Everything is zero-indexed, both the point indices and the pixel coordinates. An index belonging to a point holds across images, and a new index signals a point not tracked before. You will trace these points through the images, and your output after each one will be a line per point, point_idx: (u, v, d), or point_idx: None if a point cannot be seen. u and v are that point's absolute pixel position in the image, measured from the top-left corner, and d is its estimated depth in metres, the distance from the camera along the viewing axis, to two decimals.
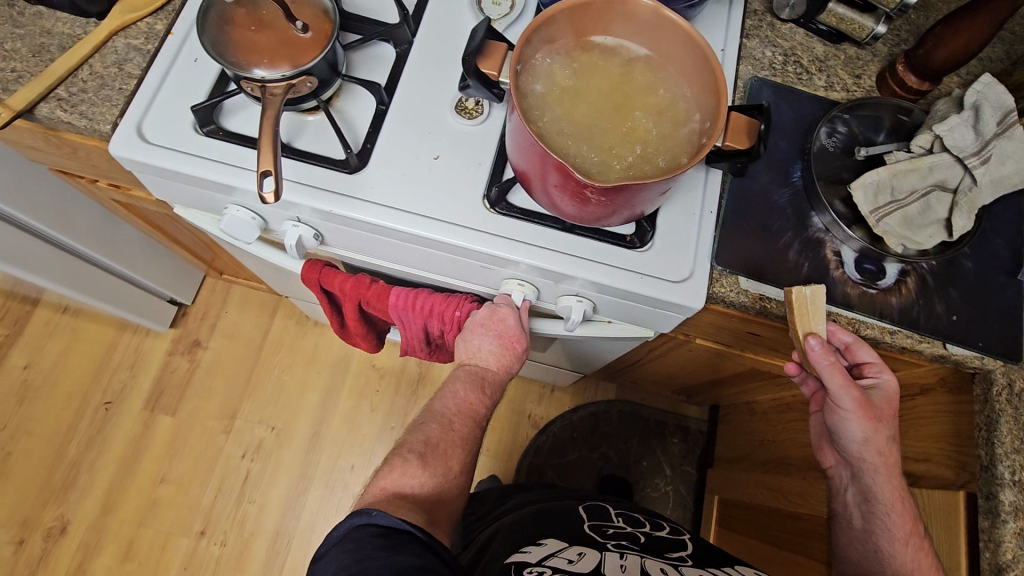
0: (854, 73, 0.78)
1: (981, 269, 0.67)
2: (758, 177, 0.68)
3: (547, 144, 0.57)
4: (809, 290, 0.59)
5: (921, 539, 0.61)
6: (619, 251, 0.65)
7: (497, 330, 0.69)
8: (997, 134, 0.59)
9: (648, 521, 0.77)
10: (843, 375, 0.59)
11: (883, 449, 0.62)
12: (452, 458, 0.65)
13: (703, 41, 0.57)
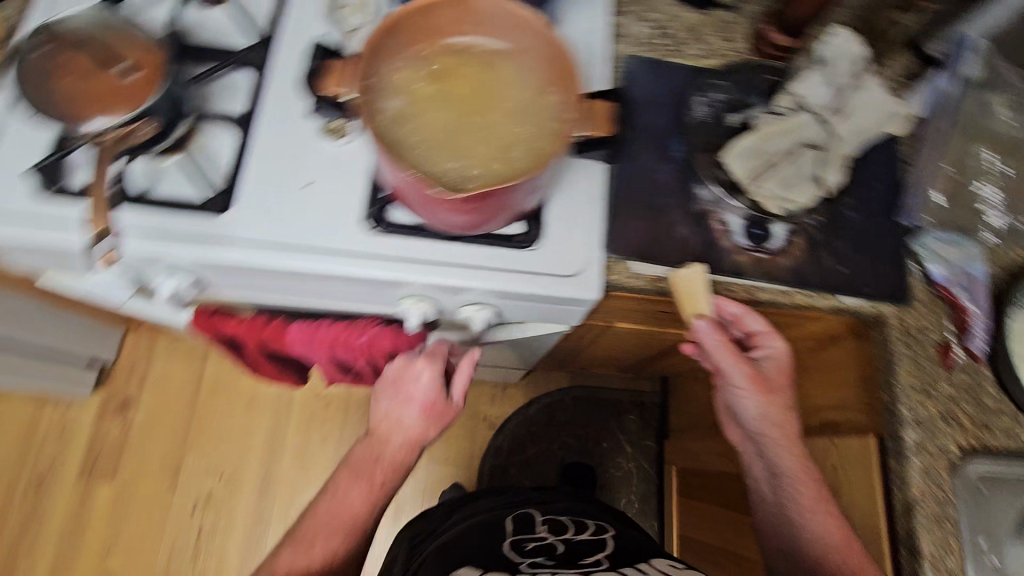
0: (728, 35, 0.77)
1: (865, 218, 0.68)
2: (639, 158, 0.68)
3: (407, 160, 0.55)
4: (691, 267, 0.61)
5: (825, 498, 0.64)
6: (509, 253, 0.64)
7: (415, 394, 0.67)
8: (850, 88, 0.60)
9: (573, 523, 0.85)
10: (732, 351, 0.63)
11: (776, 414, 0.65)
12: (353, 527, 0.66)
13: (555, 34, 0.56)
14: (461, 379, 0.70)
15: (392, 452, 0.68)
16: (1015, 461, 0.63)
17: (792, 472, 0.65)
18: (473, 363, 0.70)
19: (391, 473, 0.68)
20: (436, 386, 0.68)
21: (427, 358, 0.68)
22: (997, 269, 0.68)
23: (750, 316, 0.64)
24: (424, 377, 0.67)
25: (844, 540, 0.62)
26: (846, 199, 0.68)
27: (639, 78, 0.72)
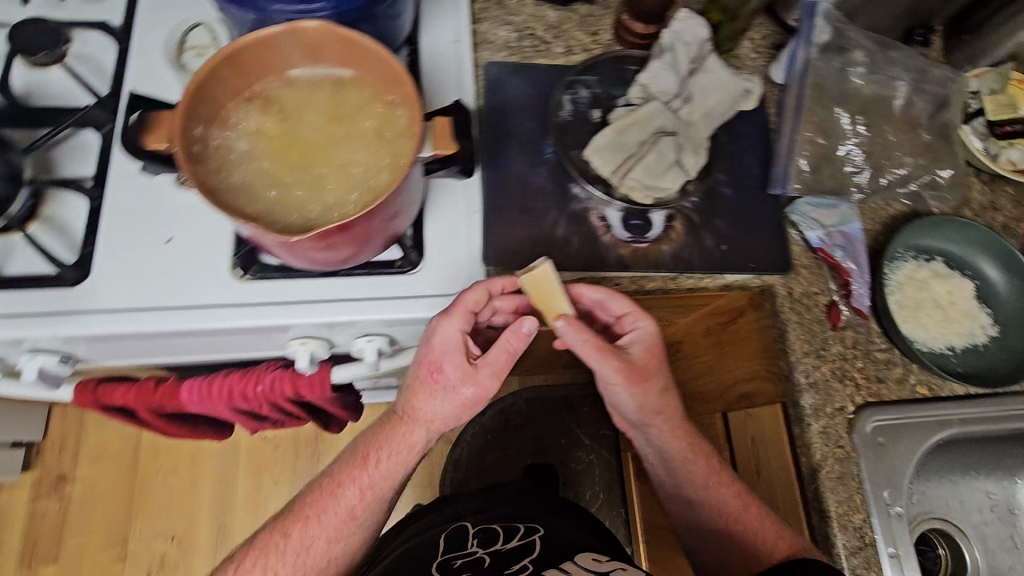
0: (591, 30, 0.77)
1: (741, 193, 0.69)
2: (511, 164, 0.68)
3: (253, 207, 0.53)
4: (541, 264, 0.59)
5: (716, 475, 0.68)
6: (391, 279, 0.64)
7: (430, 358, 0.63)
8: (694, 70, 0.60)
9: (503, 531, 0.82)
10: (596, 347, 0.61)
11: (653, 401, 0.65)
12: (350, 514, 0.67)
13: (391, 56, 0.54)
14: (499, 351, 0.64)
15: (408, 429, 0.66)
16: (908, 407, 0.65)
17: (678, 453, 0.68)
18: (522, 338, 0.62)
19: (401, 459, 0.67)
20: (452, 349, 0.63)
21: (450, 315, 0.61)
22: (873, 224, 0.71)
23: (612, 298, 0.62)
24: (445, 336, 0.62)
25: (737, 500, 0.67)
26: (720, 177, 0.70)
27: (504, 85, 0.72)
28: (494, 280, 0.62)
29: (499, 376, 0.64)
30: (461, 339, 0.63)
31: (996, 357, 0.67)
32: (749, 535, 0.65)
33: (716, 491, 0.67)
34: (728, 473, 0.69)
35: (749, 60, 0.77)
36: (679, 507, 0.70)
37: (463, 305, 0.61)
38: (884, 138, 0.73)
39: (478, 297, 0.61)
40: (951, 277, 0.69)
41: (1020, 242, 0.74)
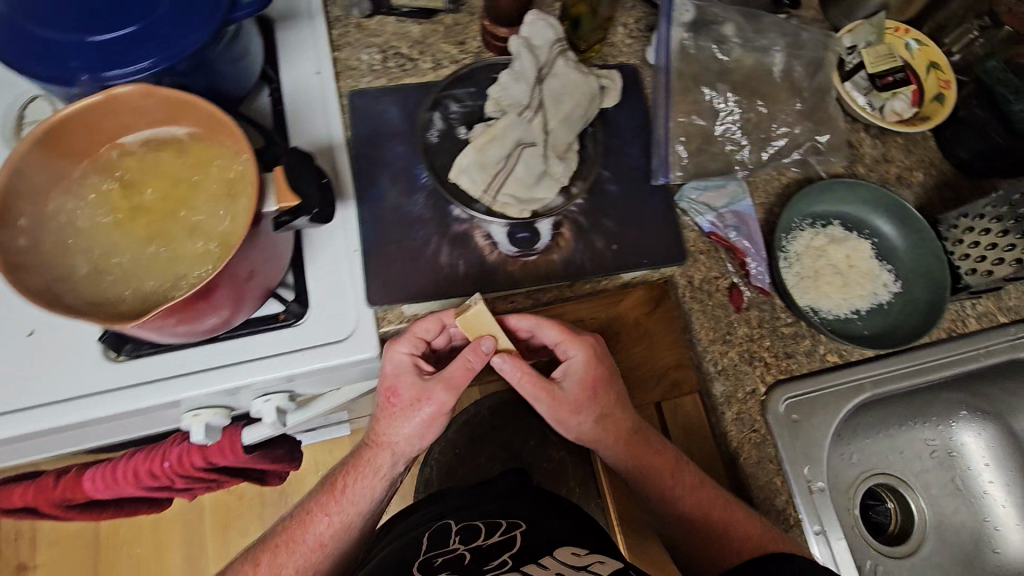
0: (458, 40, 0.74)
1: (627, 187, 0.68)
2: (386, 195, 0.66)
3: (105, 292, 0.52)
4: (473, 303, 0.58)
5: (676, 483, 0.63)
6: (275, 335, 0.61)
7: (384, 384, 0.62)
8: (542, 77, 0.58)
9: (486, 526, 0.75)
10: (526, 378, 0.60)
11: (592, 427, 0.63)
12: (319, 544, 0.70)
13: (214, 108, 0.51)
14: (454, 364, 0.61)
15: (373, 454, 0.68)
16: (819, 379, 0.65)
17: (629, 468, 0.64)
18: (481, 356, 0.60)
19: (367, 486, 0.69)
20: (403, 370, 0.61)
21: (397, 340, 0.61)
22: (766, 197, 0.70)
23: (542, 328, 0.61)
24: (392, 360, 0.61)
25: (697, 497, 0.62)
26: (604, 174, 0.68)
27: (373, 111, 0.70)
28: (445, 311, 0.61)
29: (455, 388, 0.62)
30: (412, 361, 0.62)
31: (901, 314, 0.67)
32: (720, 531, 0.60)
33: (679, 500, 0.62)
34: (683, 473, 0.64)
35: (624, 46, 0.75)
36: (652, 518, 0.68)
37: (412, 332, 0.61)
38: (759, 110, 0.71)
39: (429, 326, 0.60)
40: (848, 240, 0.68)
41: (917, 190, 0.74)
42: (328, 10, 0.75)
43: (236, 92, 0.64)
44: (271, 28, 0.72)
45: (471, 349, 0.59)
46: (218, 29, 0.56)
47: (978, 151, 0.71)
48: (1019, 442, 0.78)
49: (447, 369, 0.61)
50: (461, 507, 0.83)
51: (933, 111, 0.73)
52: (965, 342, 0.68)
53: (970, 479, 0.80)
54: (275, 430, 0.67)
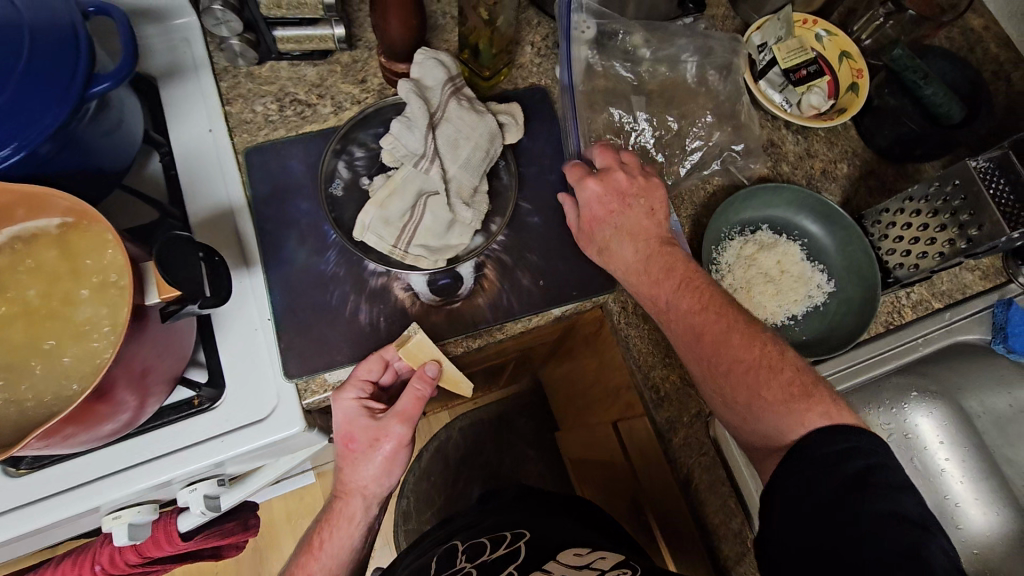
0: (358, 79, 0.70)
1: (548, 218, 0.65)
2: (295, 257, 0.63)
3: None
4: (413, 332, 0.58)
5: (688, 299, 0.56)
6: (190, 424, 0.57)
7: (336, 432, 0.58)
8: (435, 123, 0.55)
9: (492, 541, 0.71)
10: (586, 188, 0.61)
11: (620, 244, 0.60)
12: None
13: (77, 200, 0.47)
14: (404, 398, 0.57)
15: (343, 504, 0.61)
16: None
17: (635, 273, 0.59)
18: (428, 383, 0.57)
19: (344, 536, 0.61)
20: (353, 418, 0.57)
21: (341, 388, 0.57)
22: (691, 208, 0.68)
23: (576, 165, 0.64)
24: (341, 410, 0.57)
25: (706, 318, 0.55)
26: (524, 206, 0.65)
27: (274, 167, 0.66)
28: (386, 347, 0.58)
29: (410, 422, 0.58)
30: (361, 406, 0.58)
31: (837, 313, 0.66)
32: (738, 390, 0.53)
33: (690, 328, 0.56)
34: (702, 288, 0.57)
35: (534, 66, 0.72)
36: (719, 391, 0.54)
37: (355, 374, 0.57)
38: (672, 125, 0.72)
39: (372, 366, 0.57)
40: (777, 244, 0.67)
41: (843, 182, 0.73)
42: (216, 61, 0.70)
43: (118, 166, 0.60)
44: (153, 87, 0.68)
45: (416, 378, 0.57)
46: (76, 107, 0.52)
47: (895, 139, 0.70)
48: (969, 418, 0.78)
49: (398, 405, 0.57)
50: (466, 527, 0.79)
51: (848, 102, 0.72)
52: (900, 333, 0.68)
53: (927, 458, 0.79)
54: (205, 517, 0.62)
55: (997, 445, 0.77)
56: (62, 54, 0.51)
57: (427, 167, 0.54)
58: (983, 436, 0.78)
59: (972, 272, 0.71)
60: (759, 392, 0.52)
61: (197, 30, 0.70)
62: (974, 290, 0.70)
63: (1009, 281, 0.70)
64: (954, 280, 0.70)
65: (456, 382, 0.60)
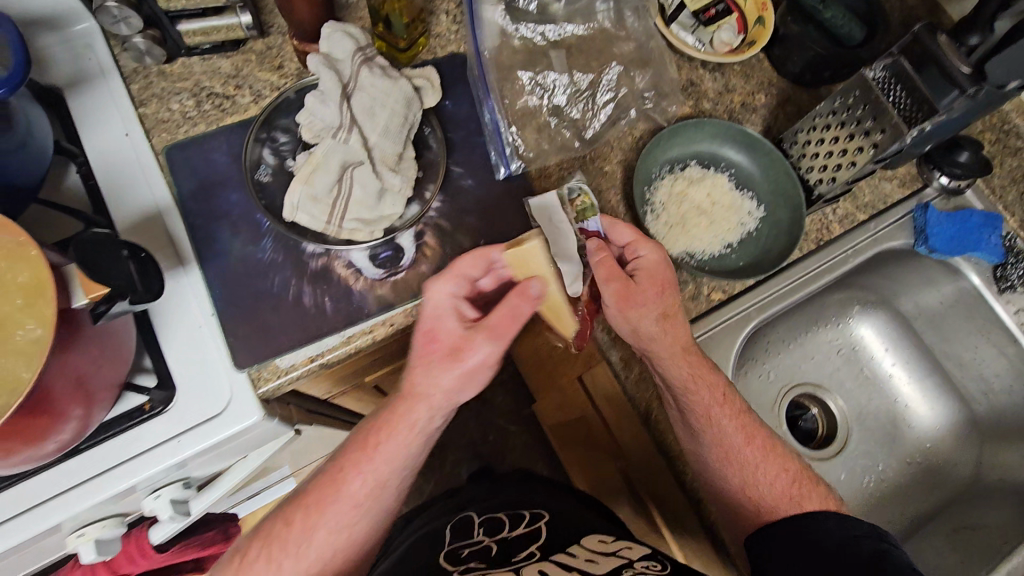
0: (274, 65, 0.70)
1: (481, 180, 0.66)
2: (231, 249, 0.62)
3: None
4: (530, 240, 0.57)
5: (727, 408, 0.64)
6: (144, 428, 0.56)
7: (423, 327, 0.58)
8: (349, 93, 0.55)
9: (509, 517, 0.80)
10: (642, 243, 0.62)
11: (666, 323, 0.62)
12: (355, 502, 0.60)
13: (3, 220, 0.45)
14: (499, 309, 0.57)
15: (406, 408, 0.59)
16: (709, 320, 0.67)
17: (685, 378, 0.62)
18: (529, 304, 0.57)
19: (400, 443, 0.60)
20: (444, 314, 0.58)
21: (440, 279, 0.57)
22: (620, 154, 0.70)
23: (616, 225, 0.62)
24: (435, 301, 0.58)
25: (743, 436, 0.64)
26: (457, 170, 0.66)
27: (197, 163, 0.65)
28: (494, 247, 0.59)
29: (497, 338, 0.57)
30: (454, 303, 0.58)
31: (770, 236, 0.68)
32: (764, 494, 0.62)
33: (733, 438, 0.63)
34: (733, 399, 0.65)
35: (451, 35, 0.72)
36: (745, 496, 0.62)
37: (456, 269, 0.58)
38: (582, 81, 0.72)
39: (475, 264, 0.58)
40: (706, 177, 0.69)
41: (762, 112, 0.76)
42: (123, 64, 0.68)
43: (28, 180, 0.58)
44: (61, 99, 0.66)
45: (515, 289, 0.57)
46: None
47: (805, 64, 0.73)
48: (907, 321, 0.82)
49: (491, 317, 0.58)
50: (479, 504, 0.90)
51: (757, 34, 0.74)
52: (833, 247, 0.71)
53: (875, 366, 0.84)
54: (178, 523, 0.62)
55: (935, 344, 0.81)
56: None
57: (346, 137, 0.54)
58: (921, 337, 0.82)
59: (891, 182, 0.74)
60: (801, 505, 0.61)
61: (99, 34, 0.68)
62: (896, 199, 0.74)
63: (925, 187, 0.75)
64: (875, 191, 0.74)
65: (559, 313, 0.60)
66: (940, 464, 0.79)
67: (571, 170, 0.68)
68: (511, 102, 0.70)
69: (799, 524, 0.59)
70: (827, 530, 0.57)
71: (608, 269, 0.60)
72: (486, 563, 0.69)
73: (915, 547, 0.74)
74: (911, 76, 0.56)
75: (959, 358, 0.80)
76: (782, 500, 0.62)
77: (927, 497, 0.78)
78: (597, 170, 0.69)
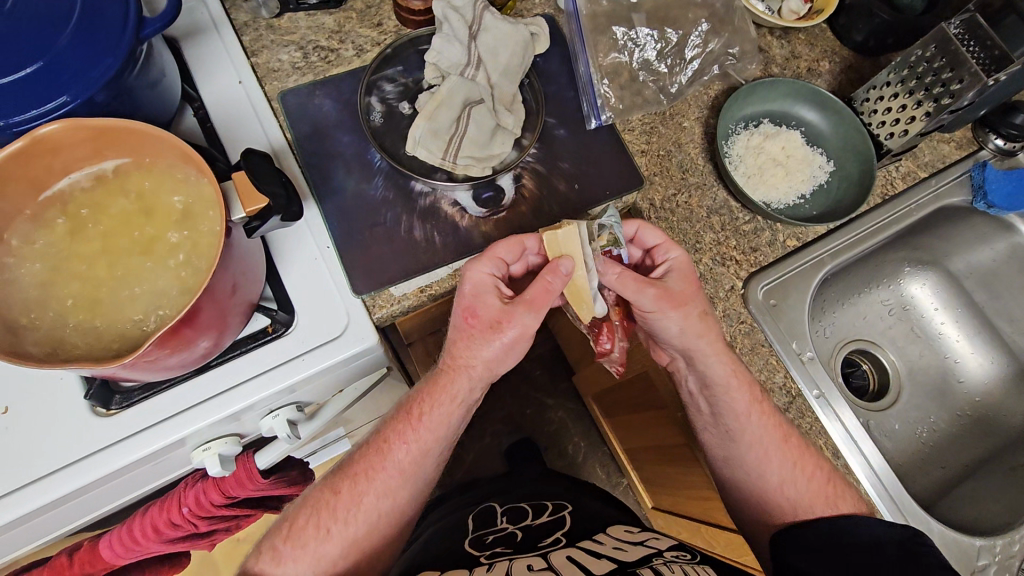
0: (374, 22, 0.74)
1: (573, 130, 0.70)
2: (345, 187, 0.66)
3: (95, 350, 0.49)
4: (568, 224, 0.59)
5: (761, 407, 0.65)
6: (267, 348, 0.59)
7: (464, 305, 0.60)
8: (472, 36, 0.64)
9: (531, 509, 0.93)
10: (656, 234, 0.63)
11: (695, 322, 0.62)
12: (401, 469, 0.63)
13: (181, 142, 0.49)
14: (534, 284, 0.59)
15: (448, 380, 0.63)
16: (786, 264, 0.71)
17: (724, 375, 0.63)
18: (562, 279, 0.58)
19: (444, 414, 0.63)
20: (483, 291, 0.59)
21: (480, 260, 0.59)
22: (698, 111, 0.74)
23: (643, 229, 0.63)
24: (474, 281, 0.59)
25: (781, 442, 0.64)
26: (550, 121, 0.70)
27: (307, 109, 0.69)
28: (528, 236, 0.62)
29: (535, 309, 0.58)
30: (493, 283, 0.60)
31: (839, 188, 0.73)
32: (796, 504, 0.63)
33: (768, 442, 0.64)
34: (770, 406, 0.65)
35: None
36: (772, 497, 0.65)
37: (492, 250, 0.60)
38: (671, 37, 0.76)
39: (510, 248, 0.61)
40: (780, 133, 0.74)
41: (827, 77, 0.80)
42: (233, 17, 0.71)
43: (159, 118, 0.61)
44: (177, 48, 0.68)
45: (547, 270, 0.58)
46: (129, 56, 0.53)
47: (870, 32, 0.77)
48: (959, 280, 0.87)
49: (527, 292, 0.59)
50: (500, 494, 1.03)
51: (825, 3, 0.78)
52: (896, 201, 0.76)
53: (925, 324, 0.88)
54: (289, 443, 0.65)
55: (984, 301, 0.87)
56: (111, 2, 0.52)
57: (472, 76, 0.64)
58: (972, 295, 0.87)
59: (948, 144, 0.79)
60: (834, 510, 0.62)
61: None
62: (953, 159, 0.79)
63: (979, 149, 0.80)
64: (934, 152, 0.79)
65: (579, 299, 0.61)
66: (991, 414, 0.84)
67: (653, 125, 0.72)
68: (601, 59, 0.73)
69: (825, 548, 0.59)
70: (856, 532, 0.59)
71: (632, 281, 0.59)
72: (515, 546, 0.78)
73: (971, 488, 0.77)
74: (985, 30, 0.62)
75: (1009, 313, 0.85)
76: (813, 504, 0.62)
77: (979, 443, 0.82)
78: (677, 126, 0.73)
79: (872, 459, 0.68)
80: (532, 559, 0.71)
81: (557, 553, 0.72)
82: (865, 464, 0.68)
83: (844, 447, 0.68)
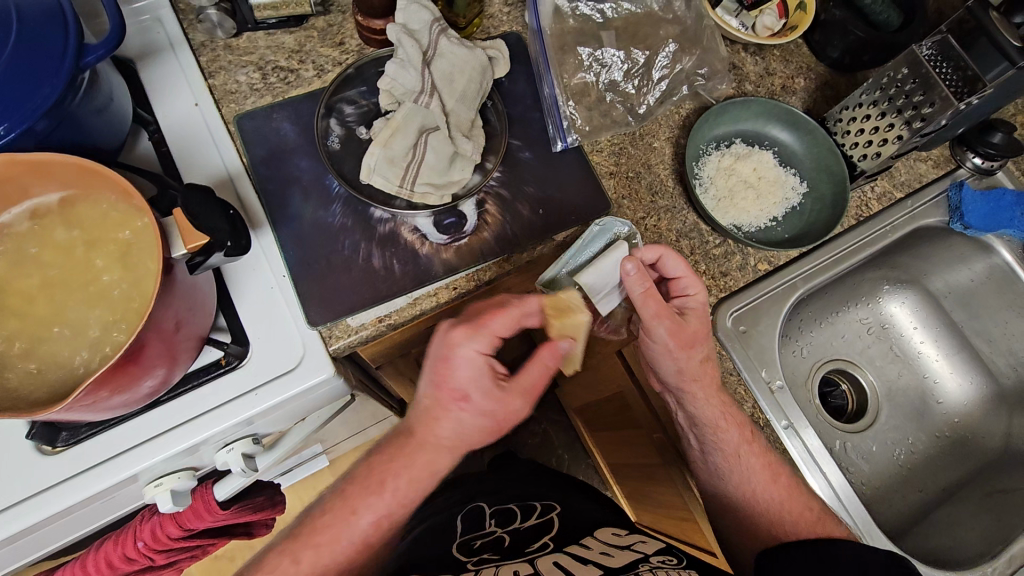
0: (336, 42, 0.72)
1: (539, 153, 0.68)
2: (302, 214, 0.64)
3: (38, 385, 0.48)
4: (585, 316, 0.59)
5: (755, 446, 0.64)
6: (219, 382, 0.58)
7: (453, 384, 0.58)
8: (427, 63, 0.63)
9: (519, 509, 0.92)
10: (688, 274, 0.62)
11: (694, 365, 0.61)
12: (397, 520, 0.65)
13: (118, 176, 0.47)
14: (532, 370, 0.60)
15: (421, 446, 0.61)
16: (757, 289, 0.70)
17: (711, 417, 0.62)
18: (554, 356, 0.59)
19: (416, 477, 0.61)
20: (478, 374, 0.58)
21: (474, 339, 0.56)
22: (669, 130, 0.72)
23: (668, 258, 0.60)
24: (467, 361, 0.57)
25: (768, 470, 0.64)
26: (515, 143, 0.68)
27: (265, 133, 0.67)
28: (527, 301, 0.58)
29: (529, 395, 0.60)
30: (487, 363, 0.58)
31: (813, 211, 0.71)
32: (784, 523, 0.63)
33: (759, 482, 0.64)
34: (756, 435, 0.65)
35: (503, 15, 0.73)
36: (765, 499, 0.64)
37: (490, 328, 0.57)
38: (639, 57, 0.74)
39: (507, 320, 0.57)
40: (751, 154, 0.72)
41: (801, 95, 0.78)
42: (190, 37, 0.69)
43: (111, 144, 0.60)
44: (132, 70, 0.66)
45: (546, 347, 0.58)
46: (70, 83, 0.51)
47: (845, 48, 0.76)
48: (938, 300, 0.86)
49: (524, 378, 0.59)
50: (489, 493, 1.01)
51: (800, 19, 0.76)
52: (870, 223, 0.74)
53: (905, 344, 0.87)
54: (245, 476, 0.64)
55: (962, 321, 0.85)
56: (50, 27, 0.51)
57: (426, 104, 0.62)
58: (950, 315, 0.86)
59: (925, 162, 0.78)
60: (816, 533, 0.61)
61: (167, 7, 0.69)
62: (930, 179, 0.77)
63: (957, 167, 0.78)
64: (910, 171, 0.77)
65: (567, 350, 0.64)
66: (969, 437, 0.83)
67: (622, 146, 0.70)
68: (568, 79, 0.72)
69: (811, 548, 0.59)
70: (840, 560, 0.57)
71: (654, 305, 0.59)
72: (501, 552, 0.76)
73: (947, 513, 0.77)
74: (958, 52, 0.61)
75: (988, 334, 0.84)
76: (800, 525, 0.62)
77: (960, 465, 0.81)
78: (648, 146, 0.71)
79: (838, 487, 0.67)
80: (518, 564, 0.70)
81: (543, 559, 0.71)
82: (828, 491, 0.67)
83: (804, 468, 0.67)
